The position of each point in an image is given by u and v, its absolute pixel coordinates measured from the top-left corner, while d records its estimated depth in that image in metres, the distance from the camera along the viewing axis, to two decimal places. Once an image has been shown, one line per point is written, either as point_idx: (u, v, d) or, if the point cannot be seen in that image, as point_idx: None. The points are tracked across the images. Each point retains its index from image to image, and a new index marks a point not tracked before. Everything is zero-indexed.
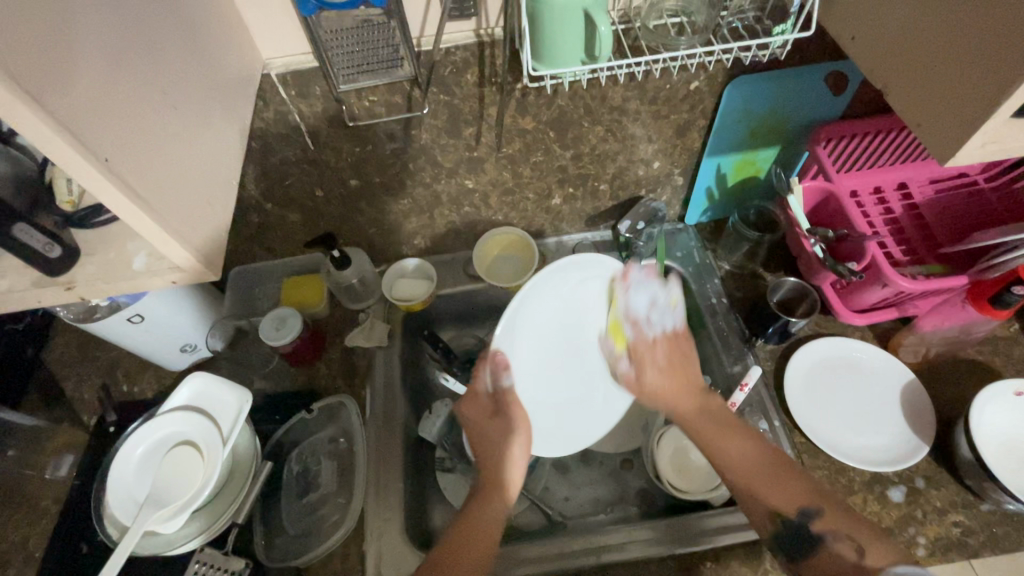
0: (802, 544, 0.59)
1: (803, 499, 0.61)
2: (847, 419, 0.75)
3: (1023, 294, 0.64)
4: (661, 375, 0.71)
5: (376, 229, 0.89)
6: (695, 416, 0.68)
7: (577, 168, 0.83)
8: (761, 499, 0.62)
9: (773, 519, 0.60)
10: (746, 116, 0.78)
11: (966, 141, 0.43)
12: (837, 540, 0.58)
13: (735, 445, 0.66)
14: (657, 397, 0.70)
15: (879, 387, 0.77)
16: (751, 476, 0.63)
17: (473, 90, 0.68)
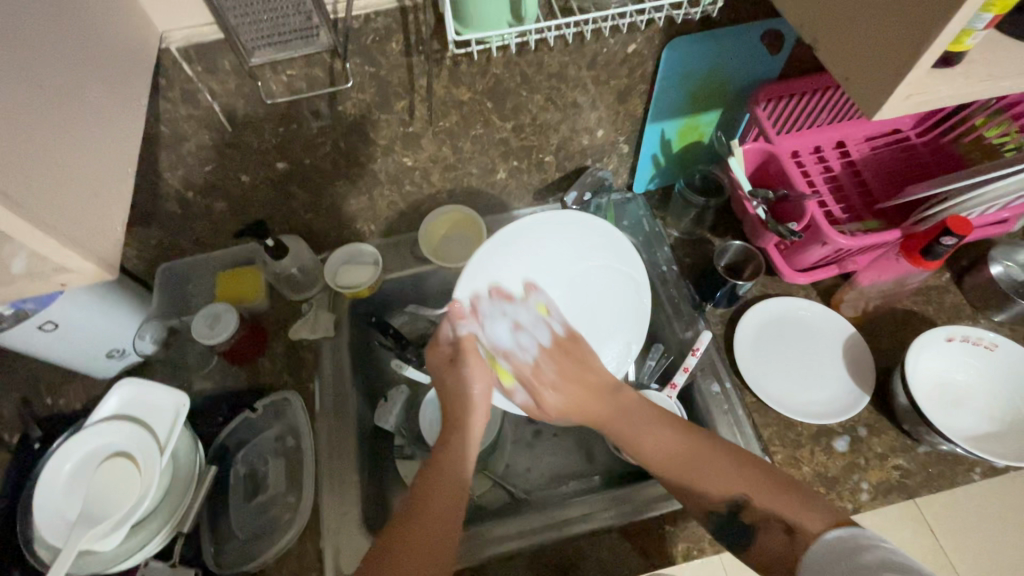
0: (735, 532, 0.60)
1: (744, 483, 0.61)
2: (795, 375, 0.77)
3: (952, 244, 0.65)
4: (561, 400, 0.72)
5: (313, 214, 0.84)
6: (610, 420, 0.71)
7: (519, 140, 0.80)
8: (696, 489, 0.62)
9: (710, 518, 0.61)
10: (685, 79, 0.77)
11: (889, 95, 0.43)
12: (772, 523, 0.57)
13: (654, 436, 0.67)
14: (553, 396, 0.72)
15: (823, 341, 0.79)
16: (656, 466, 0.66)
17: (399, 61, 0.64)
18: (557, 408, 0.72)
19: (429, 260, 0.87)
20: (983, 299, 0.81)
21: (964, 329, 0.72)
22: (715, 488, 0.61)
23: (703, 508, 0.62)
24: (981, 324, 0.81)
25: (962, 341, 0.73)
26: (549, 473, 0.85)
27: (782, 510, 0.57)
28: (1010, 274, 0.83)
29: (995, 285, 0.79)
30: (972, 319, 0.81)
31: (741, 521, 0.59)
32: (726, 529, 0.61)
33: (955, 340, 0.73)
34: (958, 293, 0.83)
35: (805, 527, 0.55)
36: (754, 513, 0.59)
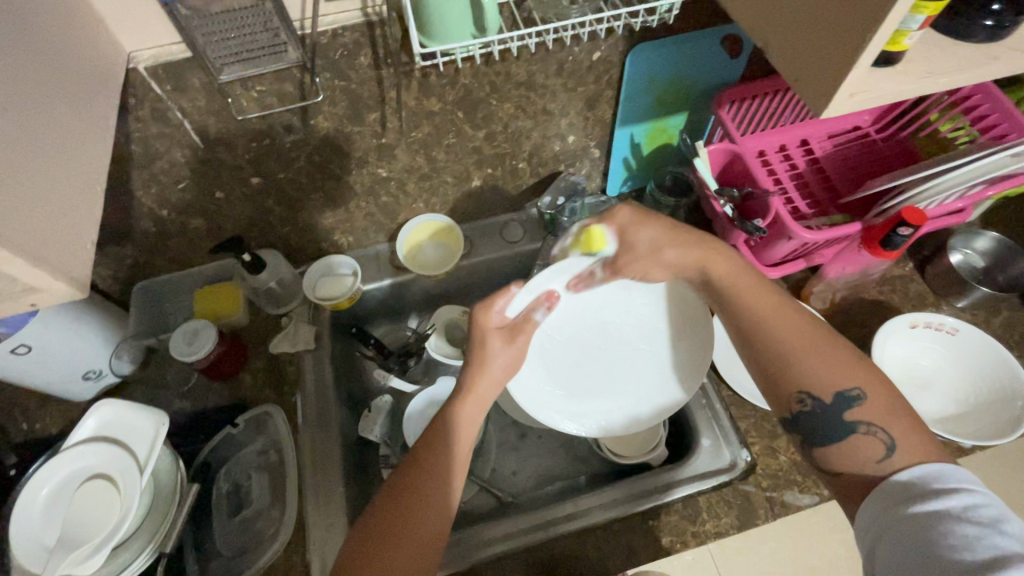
0: (807, 424, 0.57)
1: (850, 381, 0.56)
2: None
3: (907, 234, 0.67)
4: (671, 245, 0.67)
5: (289, 227, 0.84)
6: (756, 297, 0.62)
7: (492, 148, 0.82)
8: (789, 375, 0.58)
9: (805, 400, 0.57)
10: (651, 84, 0.79)
11: (834, 92, 0.45)
12: (873, 430, 0.53)
13: (775, 309, 0.61)
14: (716, 283, 0.65)
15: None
16: (751, 339, 0.61)
17: (368, 75, 0.66)
18: (714, 264, 0.65)
19: (408, 269, 0.88)
20: (945, 287, 0.84)
21: (926, 316, 0.75)
22: (840, 378, 0.56)
23: (818, 395, 0.56)
24: (945, 311, 0.84)
25: (925, 328, 0.75)
26: (536, 476, 0.85)
27: (898, 427, 0.53)
28: (968, 261, 0.87)
29: (955, 273, 0.82)
30: (935, 307, 0.84)
31: (840, 418, 0.55)
32: (830, 422, 0.55)
33: (918, 327, 0.75)
34: (922, 282, 0.86)
35: (906, 448, 0.51)
36: (869, 416, 0.54)
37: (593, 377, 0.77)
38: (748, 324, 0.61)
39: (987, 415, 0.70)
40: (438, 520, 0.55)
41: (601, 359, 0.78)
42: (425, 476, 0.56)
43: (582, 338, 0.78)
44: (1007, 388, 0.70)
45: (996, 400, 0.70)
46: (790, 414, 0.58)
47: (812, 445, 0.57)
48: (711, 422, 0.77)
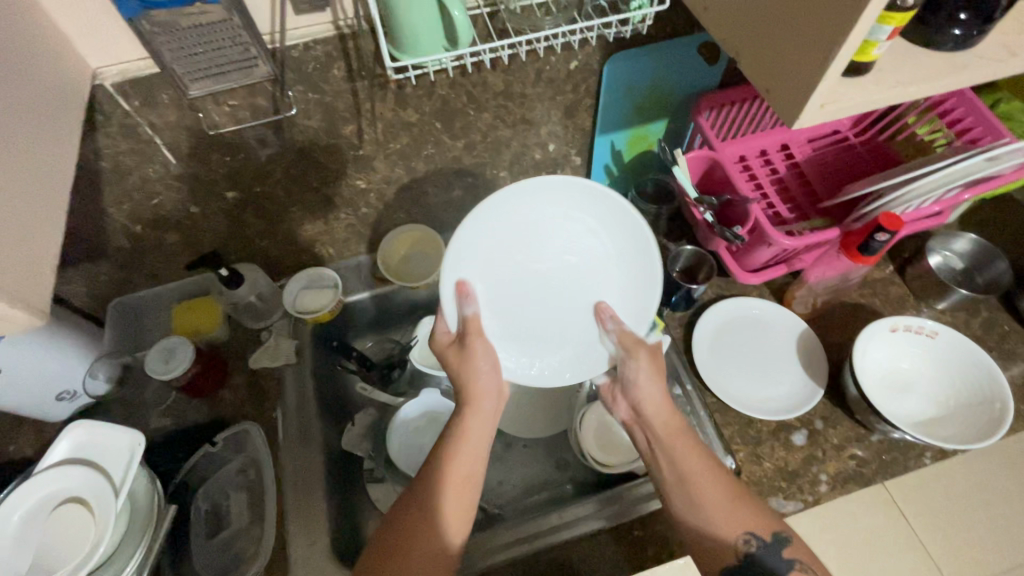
0: (760, 569, 0.56)
1: (764, 525, 0.58)
2: (752, 373, 0.79)
3: (885, 241, 0.67)
4: (655, 401, 0.66)
5: (268, 240, 0.83)
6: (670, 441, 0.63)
7: (472, 157, 0.82)
8: (714, 537, 0.58)
9: (750, 539, 0.57)
10: (629, 92, 0.79)
11: (804, 104, 0.45)
12: (803, 569, 0.57)
13: (697, 454, 0.62)
14: (656, 416, 0.65)
15: (777, 338, 0.82)
16: (679, 495, 0.60)
17: (342, 87, 0.65)
18: (643, 390, 0.66)
19: (390, 280, 0.87)
20: (924, 289, 0.84)
21: (905, 319, 0.75)
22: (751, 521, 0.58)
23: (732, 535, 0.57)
24: (925, 313, 0.85)
25: (905, 331, 0.75)
26: (523, 486, 0.85)
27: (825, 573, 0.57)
28: (947, 263, 0.87)
29: (934, 275, 0.83)
30: (915, 309, 0.85)
31: (780, 557, 0.57)
32: (763, 553, 0.56)
33: (899, 330, 0.75)
34: (902, 284, 0.86)
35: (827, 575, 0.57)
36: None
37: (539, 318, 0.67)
38: (676, 477, 0.61)
39: (968, 418, 0.70)
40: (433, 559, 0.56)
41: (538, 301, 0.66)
42: (430, 515, 0.58)
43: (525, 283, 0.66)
44: (987, 390, 0.70)
45: (977, 403, 0.70)
46: (730, 567, 0.57)
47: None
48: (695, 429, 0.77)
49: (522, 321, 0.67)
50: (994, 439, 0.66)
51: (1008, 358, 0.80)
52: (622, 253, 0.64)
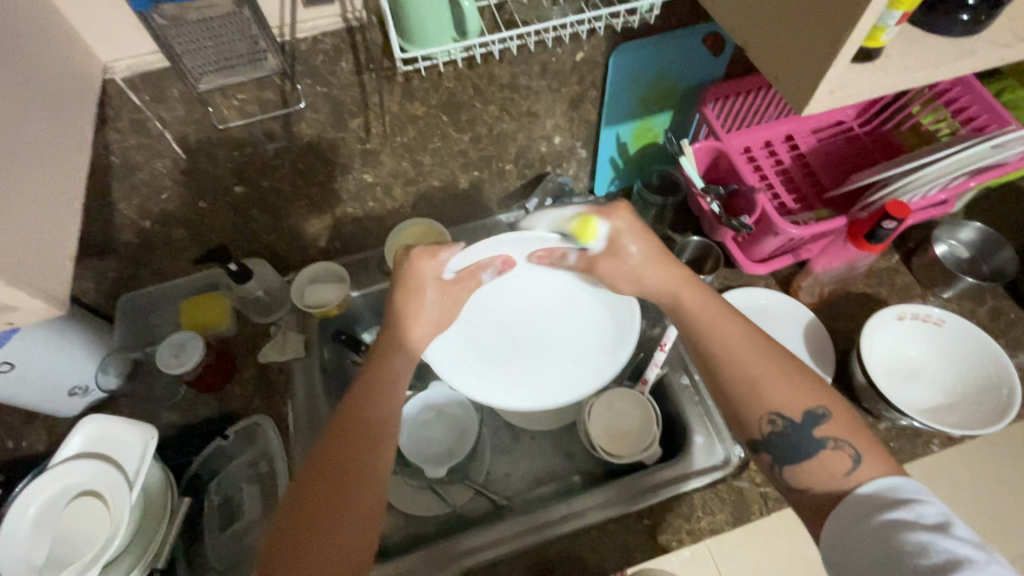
0: (780, 448, 0.56)
1: (797, 398, 0.57)
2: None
3: (893, 228, 0.68)
4: (659, 275, 0.66)
5: (275, 235, 0.84)
6: (680, 297, 0.64)
7: (478, 150, 0.82)
8: (744, 411, 0.58)
9: (776, 421, 0.57)
10: (635, 83, 0.79)
11: (813, 91, 0.46)
12: (838, 444, 0.55)
13: (727, 320, 0.61)
14: (674, 288, 0.65)
15: (784, 328, 0.82)
16: (706, 360, 0.61)
17: (350, 81, 0.65)
18: (660, 277, 0.66)
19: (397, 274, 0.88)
20: (931, 278, 0.85)
21: (914, 306, 0.75)
22: (790, 398, 0.57)
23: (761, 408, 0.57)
24: (931, 301, 0.85)
25: (913, 318, 0.76)
26: (531, 477, 0.85)
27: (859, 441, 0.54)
28: (953, 252, 0.87)
29: (940, 263, 0.83)
30: (922, 298, 0.85)
31: (808, 434, 0.56)
32: (793, 432, 0.56)
33: (906, 318, 0.76)
34: (908, 273, 0.86)
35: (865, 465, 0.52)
36: (829, 428, 0.55)
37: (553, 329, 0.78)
38: (701, 344, 0.61)
39: (975, 403, 0.70)
40: (360, 527, 0.53)
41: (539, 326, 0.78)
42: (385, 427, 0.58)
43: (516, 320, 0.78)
44: (995, 376, 0.71)
45: (985, 388, 0.71)
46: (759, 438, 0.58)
47: (783, 467, 0.57)
48: (703, 418, 0.78)
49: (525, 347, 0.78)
50: (1003, 424, 0.66)
51: (1015, 345, 0.81)
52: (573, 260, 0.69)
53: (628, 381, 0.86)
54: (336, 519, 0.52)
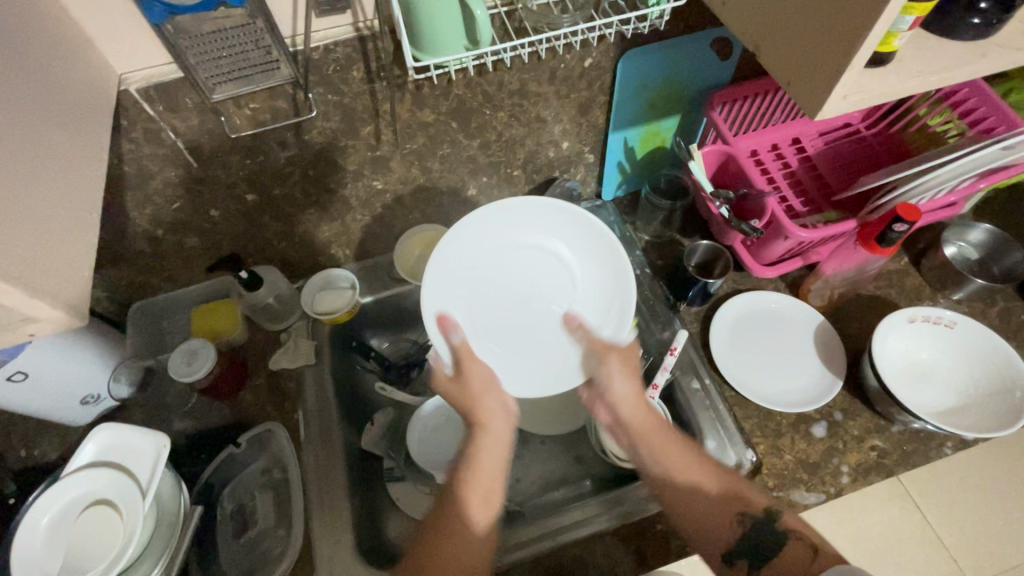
0: (749, 550, 0.56)
1: (754, 500, 0.59)
2: (770, 367, 0.79)
3: (904, 230, 0.67)
4: (628, 399, 0.68)
5: (285, 243, 0.84)
6: (646, 429, 0.66)
7: (486, 156, 0.82)
8: (708, 514, 0.59)
9: (743, 521, 0.57)
10: (643, 88, 0.79)
11: (827, 94, 0.46)
12: (798, 537, 0.56)
13: (675, 449, 0.63)
14: (630, 408, 0.68)
15: (794, 332, 0.82)
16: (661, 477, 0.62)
17: (361, 89, 0.66)
18: (624, 401, 0.68)
19: (406, 280, 0.88)
20: (941, 279, 0.84)
21: (925, 308, 0.75)
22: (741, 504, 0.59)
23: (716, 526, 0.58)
24: (941, 303, 0.85)
25: (924, 321, 0.75)
26: (542, 482, 0.85)
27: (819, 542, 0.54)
28: (963, 253, 0.87)
29: (950, 265, 0.83)
30: (932, 300, 0.85)
31: (772, 529, 0.57)
32: (755, 542, 0.56)
33: (917, 321, 0.75)
34: (918, 275, 0.86)
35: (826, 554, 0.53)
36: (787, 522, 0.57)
37: (548, 295, 0.75)
38: (656, 460, 0.63)
39: (989, 405, 0.70)
40: (468, 560, 0.55)
41: (538, 300, 0.75)
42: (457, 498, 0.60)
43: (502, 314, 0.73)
44: (1008, 378, 0.71)
45: (997, 390, 0.71)
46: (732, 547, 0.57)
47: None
48: (715, 423, 0.74)
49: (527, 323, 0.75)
50: (1018, 426, 0.66)
51: None
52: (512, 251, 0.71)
53: None
54: (433, 554, 0.55)
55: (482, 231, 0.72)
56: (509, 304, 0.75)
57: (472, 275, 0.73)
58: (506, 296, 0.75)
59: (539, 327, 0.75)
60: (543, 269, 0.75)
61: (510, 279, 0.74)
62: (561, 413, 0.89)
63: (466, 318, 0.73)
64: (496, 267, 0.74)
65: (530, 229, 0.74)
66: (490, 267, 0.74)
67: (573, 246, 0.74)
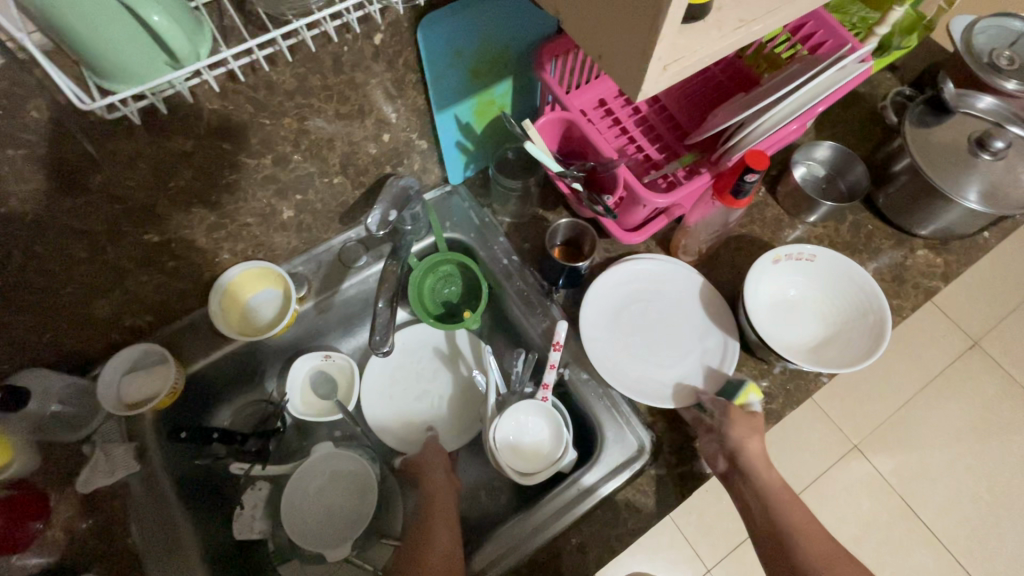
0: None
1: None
2: (664, 325, 0.76)
3: (754, 180, 0.62)
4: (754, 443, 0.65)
5: (52, 332, 0.64)
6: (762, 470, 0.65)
7: (290, 171, 0.66)
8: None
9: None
10: (458, 57, 0.66)
11: (644, 70, 0.37)
12: None
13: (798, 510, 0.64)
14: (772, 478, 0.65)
15: (677, 301, 0.77)
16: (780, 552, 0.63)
17: (56, 130, 0.47)
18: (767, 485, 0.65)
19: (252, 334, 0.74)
20: (795, 205, 0.84)
21: (786, 247, 0.74)
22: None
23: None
24: (799, 229, 0.85)
25: (787, 260, 0.75)
26: None
27: None
28: (811, 172, 0.88)
29: (802, 190, 0.82)
30: (791, 228, 0.85)
31: None
32: None
33: (781, 261, 0.74)
34: (777, 205, 0.86)
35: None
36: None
37: (659, 341, 0.75)
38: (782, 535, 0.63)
39: (850, 334, 0.71)
40: None
41: (658, 347, 0.75)
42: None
43: (626, 346, 0.75)
44: (863, 302, 0.72)
45: (855, 317, 0.72)
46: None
47: None
48: (612, 412, 0.72)
49: (648, 356, 0.74)
50: (876, 353, 0.67)
51: (874, 256, 0.84)
52: (651, 295, 0.77)
53: (528, 387, 0.77)
54: None
55: (639, 288, 0.78)
56: (623, 338, 0.75)
57: (616, 292, 0.77)
58: (630, 346, 0.75)
59: (633, 354, 0.74)
60: (667, 313, 0.77)
61: (639, 328, 0.76)
62: (454, 424, 0.81)
63: (603, 350, 0.73)
64: (631, 318, 0.76)
65: (671, 282, 0.78)
66: (635, 312, 0.76)
67: (690, 291, 0.78)
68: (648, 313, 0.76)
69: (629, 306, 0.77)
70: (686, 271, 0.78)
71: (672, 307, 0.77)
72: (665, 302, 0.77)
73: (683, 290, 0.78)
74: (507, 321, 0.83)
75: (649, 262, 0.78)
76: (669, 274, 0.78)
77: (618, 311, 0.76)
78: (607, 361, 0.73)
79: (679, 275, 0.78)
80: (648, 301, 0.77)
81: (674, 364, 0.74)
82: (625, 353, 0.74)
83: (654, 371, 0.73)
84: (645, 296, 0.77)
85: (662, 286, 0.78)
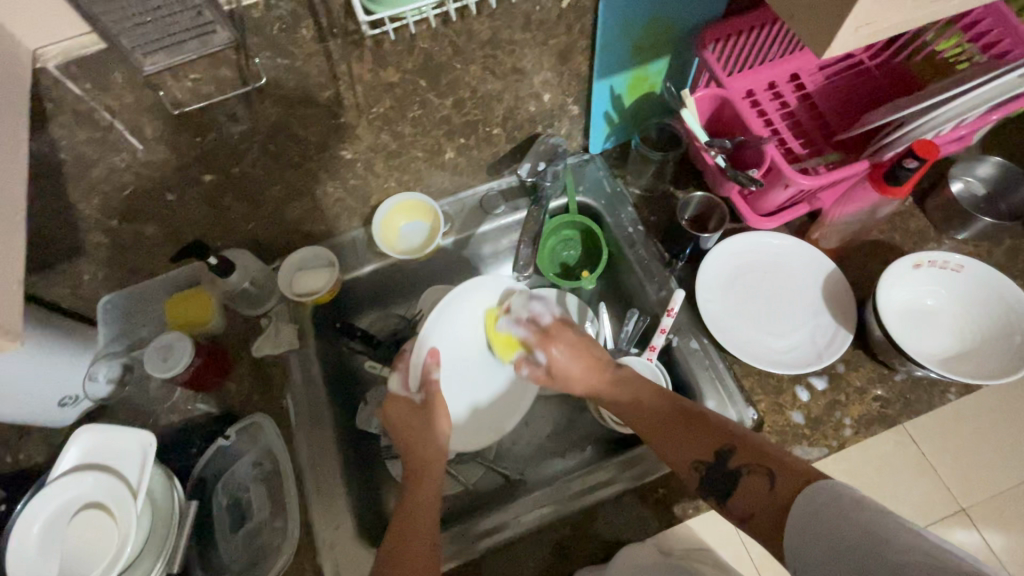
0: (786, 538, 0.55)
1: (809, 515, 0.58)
2: (779, 296, 0.78)
3: (914, 165, 0.64)
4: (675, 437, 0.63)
5: (255, 222, 0.78)
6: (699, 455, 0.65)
7: (462, 115, 0.76)
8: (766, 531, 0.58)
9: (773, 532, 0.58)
10: (627, 30, 0.72)
11: (840, 29, 0.41)
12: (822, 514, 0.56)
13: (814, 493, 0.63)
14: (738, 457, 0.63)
15: (796, 276, 0.79)
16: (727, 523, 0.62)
17: (312, 48, 0.59)
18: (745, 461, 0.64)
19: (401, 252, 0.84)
20: (945, 219, 0.81)
21: (931, 253, 0.72)
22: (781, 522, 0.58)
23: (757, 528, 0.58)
24: (945, 244, 0.81)
25: (930, 266, 0.72)
26: (541, 444, 0.84)
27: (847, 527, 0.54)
28: (969, 189, 0.83)
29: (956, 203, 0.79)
30: (936, 242, 0.81)
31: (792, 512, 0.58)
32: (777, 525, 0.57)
33: (923, 266, 0.72)
34: (923, 217, 0.83)
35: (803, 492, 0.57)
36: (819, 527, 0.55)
37: (771, 311, 0.77)
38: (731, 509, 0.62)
39: (989, 352, 0.68)
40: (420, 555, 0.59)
41: (770, 316, 0.77)
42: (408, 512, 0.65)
43: (739, 309, 0.77)
44: (1009, 321, 0.69)
45: (997, 335, 0.69)
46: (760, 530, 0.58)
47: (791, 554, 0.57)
48: (716, 383, 0.73)
49: (758, 322, 0.77)
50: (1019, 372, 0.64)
51: None
52: (770, 267, 0.80)
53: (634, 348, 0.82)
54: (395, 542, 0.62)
55: (758, 260, 0.80)
56: (735, 302, 0.78)
57: (736, 262, 0.80)
58: (742, 311, 0.78)
59: (745, 320, 0.77)
60: (784, 287, 0.79)
61: (753, 295, 0.78)
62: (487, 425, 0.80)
63: (715, 310, 0.77)
64: (747, 285, 0.79)
65: (791, 259, 0.80)
66: (751, 282, 0.79)
67: (810, 270, 0.79)
68: (765, 285, 0.79)
69: (747, 275, 0.80)
70: (809, 252, 0.80)
71: (790, 282, 0.79)
72: (784, 276, 0.79)
73: (804, 268, 0.79)
74: (621, 286, 0.88)
75: (773, 237, 0.80)
76: (791, 251, 0.80)
77: (735, 277, 0.79)
78: (718, 321, 0.76)
79: (802, 255, 0.80)
80: (766, 273, 0.79)
81: (785, 333, 0.76)
82: (736, 316, 0.77)
83: (764, 336, 0.76)
84: (764, 269, 0.80)
85: (782, 262, 0.80)
